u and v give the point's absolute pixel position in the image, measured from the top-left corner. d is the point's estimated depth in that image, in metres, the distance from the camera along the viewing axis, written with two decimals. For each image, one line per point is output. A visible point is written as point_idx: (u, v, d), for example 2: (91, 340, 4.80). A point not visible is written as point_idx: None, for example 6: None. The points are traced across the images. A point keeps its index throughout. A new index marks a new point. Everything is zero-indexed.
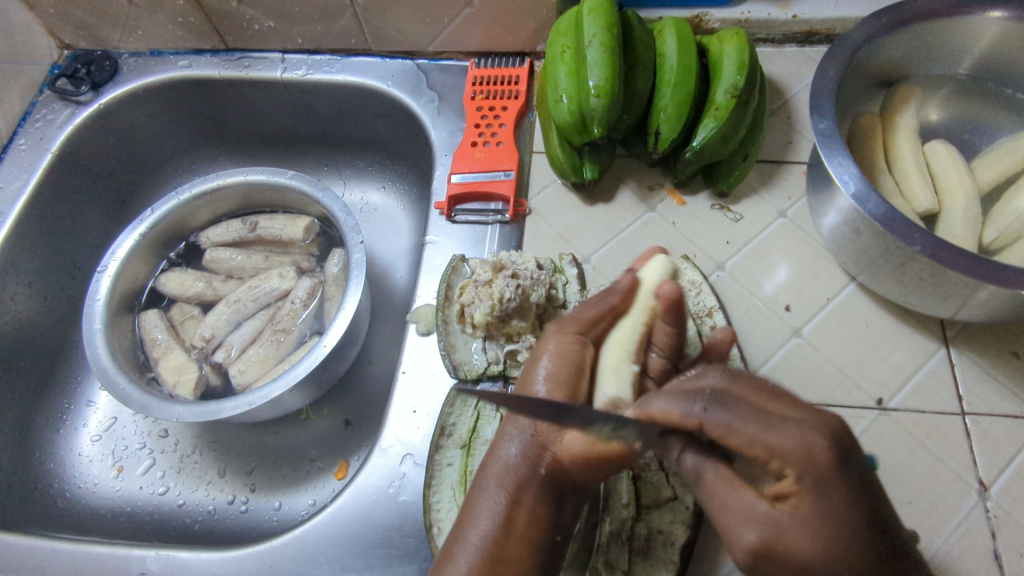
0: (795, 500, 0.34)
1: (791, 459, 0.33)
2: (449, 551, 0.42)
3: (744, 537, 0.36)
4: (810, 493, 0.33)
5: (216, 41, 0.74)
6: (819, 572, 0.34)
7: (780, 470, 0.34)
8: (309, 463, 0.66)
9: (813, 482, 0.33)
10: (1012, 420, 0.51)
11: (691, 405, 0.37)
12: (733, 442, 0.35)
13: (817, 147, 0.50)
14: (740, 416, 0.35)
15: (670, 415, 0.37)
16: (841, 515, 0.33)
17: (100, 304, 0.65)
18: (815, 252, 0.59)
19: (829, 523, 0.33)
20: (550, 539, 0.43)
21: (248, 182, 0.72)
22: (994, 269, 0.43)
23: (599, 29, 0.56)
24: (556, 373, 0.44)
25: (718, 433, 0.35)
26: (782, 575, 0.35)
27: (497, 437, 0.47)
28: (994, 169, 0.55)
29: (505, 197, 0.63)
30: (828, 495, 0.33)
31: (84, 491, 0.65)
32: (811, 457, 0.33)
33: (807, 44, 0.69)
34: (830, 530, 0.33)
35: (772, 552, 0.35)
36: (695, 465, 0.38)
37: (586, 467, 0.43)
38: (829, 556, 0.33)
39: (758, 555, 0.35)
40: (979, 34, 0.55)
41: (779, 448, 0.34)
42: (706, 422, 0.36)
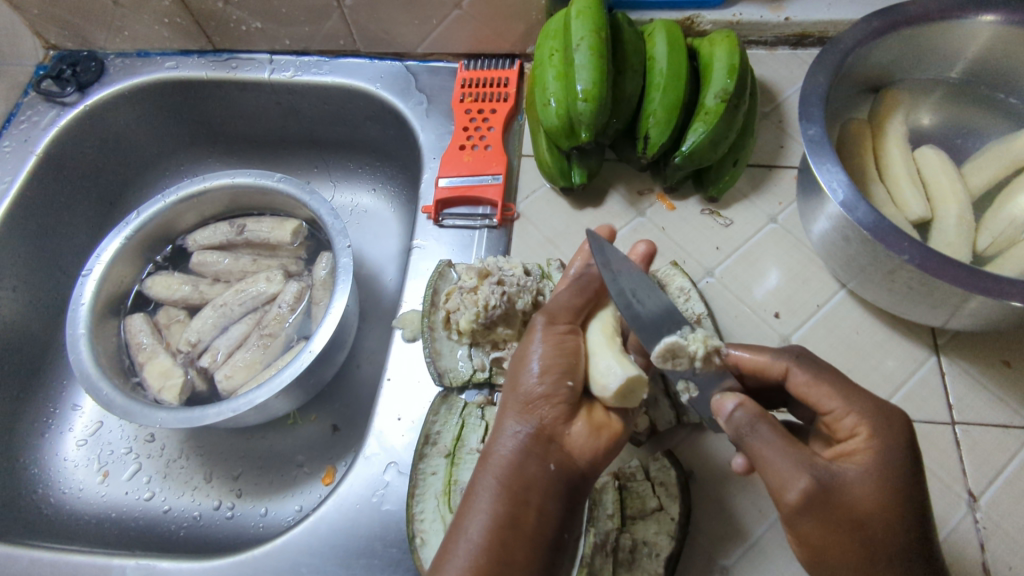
0: (863, 454, 0.39)
1: (872, 415, 0.40)
2: (445, 555, 0.40)
3: (800, 482, 0.37)
4: (881, 448, 0.39)
5: (203, 41, 0.73)
6: (874, 520, 0.37)
7: (853, 427, 0.40)
8: (296, 468, 0.66)
9: (882, 441, 0.39)
10: (1002, 429, 0.50)
11: (779, 356, 0.44)
12: (814, 394, 0.42)
13: (806, 153, 0.49)
14: (830, 374, 0.42)
15: (761, 364, 0.45)
16: (899, 471, 0.39)
17: (85, 308, 0.64)
18: (805, 258, 0.59)
19: (887, 478, 0.38)
20: (559, 537, 0.42)
21: (235, 185, 0.71)
22: (984, 279, 0.43)
23: (587, 32, 0.55)
24: (552, 361, 0.44)
25: (802, 382, 0.42)
26: (827, 523, 0.37)
27: (493, 430, 0.45)
28: (984, 174, 0.55)
29: (493, 201, 0.62)
30: (895, 454, 0.39)
31: (69, 497, 0.65)
32: (889, 418, 0.40)
33: (800, 47, 0.68)
34: (891, 480, 0.38)
35: (822, 495, 0.37)
36: (750, 417, 0.40)
37: (593, 456, 0.44)
38: (882, 502, 0.38)
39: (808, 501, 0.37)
40: (971, 38, 0.54)
41: (852, 402, 0.40)
42: (797, 369, 0.43)
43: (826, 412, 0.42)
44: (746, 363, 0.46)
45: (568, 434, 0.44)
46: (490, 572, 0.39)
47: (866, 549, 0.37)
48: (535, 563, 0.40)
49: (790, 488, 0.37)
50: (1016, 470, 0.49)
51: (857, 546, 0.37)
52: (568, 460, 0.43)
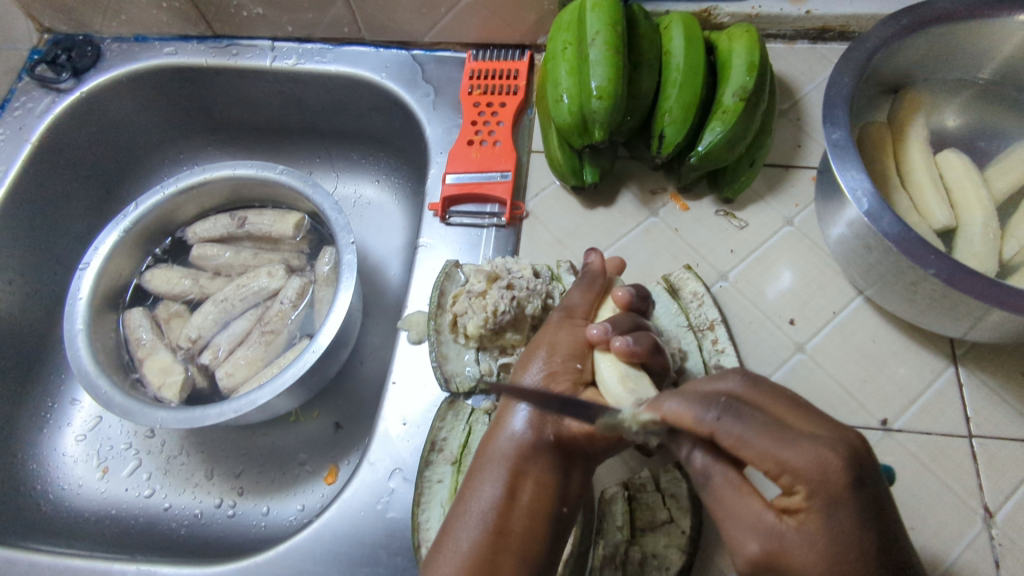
0: (806, 522, 0.32)
1: (804, 477, 0.32)
2: (452, 523, 0.42)
3: (747, 547, 0.35)
4: (821, 509, 0.32)
5: (202, 27, 0.71)
6: None
7: (789, 486, 0.32)
8: (298, 467, 0.65)
9: (824, 503, 0.32)
10: (1020, 444, 0.49)
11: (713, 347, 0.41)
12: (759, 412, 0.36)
13: (829, 157, 0.47)
14: (757, 422, 0.33)
15: (684, 421, 0.35)
16: (852, 535, 0.31)
17: (82, 303, 0.63)
18: (822, 262, 0.57)
19: (836, 546, 0.32)
20: (558, 510, 0.42)
21: (235, 176, 0.69)
22: (1012, 296, 0.41)
23: (603, 25, 0.53)
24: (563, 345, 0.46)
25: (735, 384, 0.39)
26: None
27: (503, 410, 0.46)
28: (1008, 178, 0.53)
29: (502, 199, 0.60)
30: (838, 510, 0.32)
31: (68, 492, 0.64)
32: (824, 476, 0.31)
33: (821, 41, 0.66)
34: (841, 541, 0.32)
35: (777, 565, 0.34)
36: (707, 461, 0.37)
37: (593, 433, 0.44)
38: (833, 573, 0.32)
39: (758, 566, 0.35)
40: (1002, 38, 0.52)
41: (783, 456, 0.32)
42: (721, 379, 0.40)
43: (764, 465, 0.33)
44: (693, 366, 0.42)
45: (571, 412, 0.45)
46: (488, 540, 0.40)
47: None
48: (535, 535, 0.41)
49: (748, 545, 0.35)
50: None
51: None
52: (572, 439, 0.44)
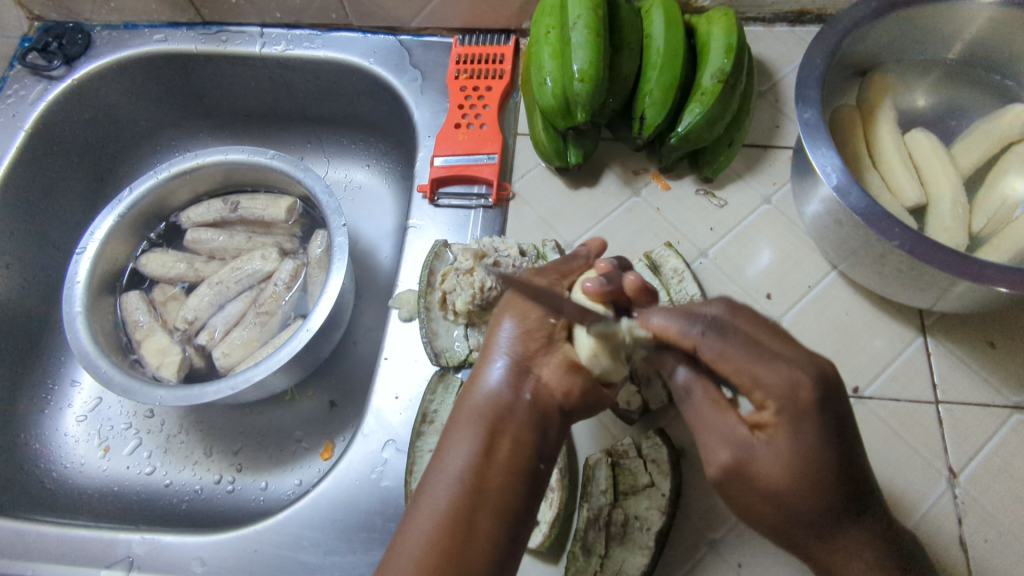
0: (776, 433, 0.37)
1: (776, 392, 0.36)
2: (425, 486, 0.43)
3: (719, 456, 0.39)
4: (793, 427, 0.36)
5: (191, 13, 0.72)
6: (784, 496, 0.37)
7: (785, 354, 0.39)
8: (295, 443, 0.67)
9: (791, 417, 0.36)
10: (984, 408, 0.52)
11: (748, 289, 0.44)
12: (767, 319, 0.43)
13: (801, 137, 0.49)
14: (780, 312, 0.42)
15: (669, 332, 0.40)
16: (818, 457, 0.36)
17: (80, 286, 0.64)
18: (798, 239, 0.59)
19: (801, 458, 0.36)
20: (535, 467, 0.44)
21: (227, 162, 0.70)
22: (972, 265, 0.44)
23: (584, 10, 0.55)
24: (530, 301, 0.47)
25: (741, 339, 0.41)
26: (751, 494, 0.38)
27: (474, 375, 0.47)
28: (974, 153, 0.55)
29: (489, 181, 0.62)
30: (815, 416, 0.36)
31: (71, 471, 0.66)
32: (795, 399, 0.36)
33: (799, 24, 0.68)
34: (806, 463, 0.36)
35: (742, 471, 0.38)
36: (685, 384, 0.41)
37: (569, 391, 0.45)
38: (796, 482, 0.37)
39: (729, 473, 0.38)
40: (970, 19, 0.54)
41: (749, 359, 0.37)
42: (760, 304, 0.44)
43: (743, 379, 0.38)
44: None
45: (544, 369, 0.46)
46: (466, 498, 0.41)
47: (788, 514, 0.38)
48: (514, 494, 0.42)
49: (711, 462, 0.39)
50: (996, 448, 0.51)
51: (782, 517, 0.38)
52: (543, 393, 0.45)
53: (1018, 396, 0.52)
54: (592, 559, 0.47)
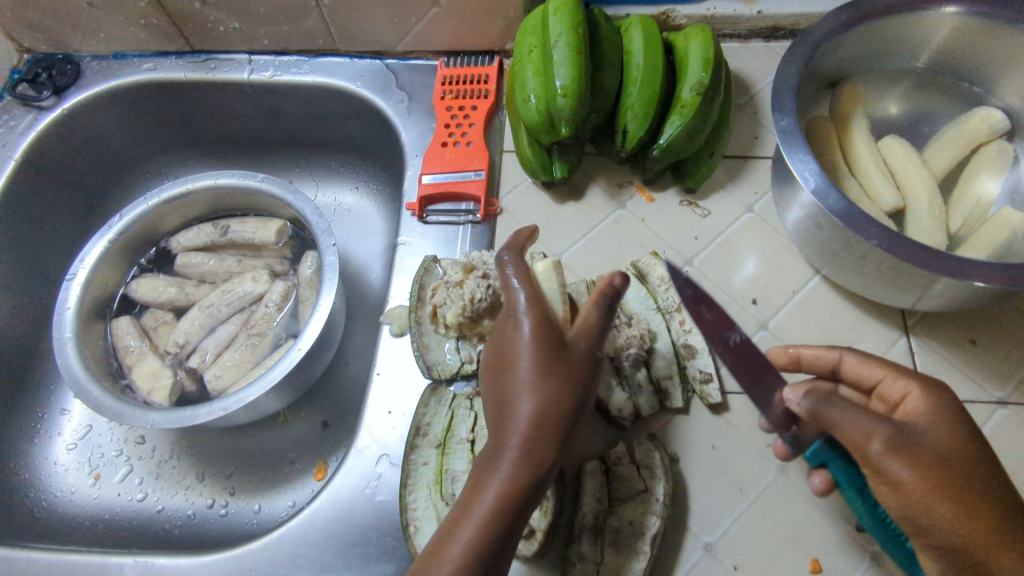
0: (924, 407, 0.41)
1: (924, 461, 0.37)
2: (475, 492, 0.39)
3: (882, 427, 0.38)
4: (954, 487, 0.37)
5: (180, 42, 0.73)
6: (950, 457, 0.38)
7: (904, 389, 0.43)
8: (288, 465, 0.66)
9: (937, 403, 0.41)
10: (968, 405, 0.53)
11: (834, 348, 0.48)
12: (866, 372, 0.46)
13: (779, 143, 0.51)
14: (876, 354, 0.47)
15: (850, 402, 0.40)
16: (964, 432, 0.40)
17: (70, 312, 0.64)
18: (781, 245, 0.61)
19: (950, 428, 0.40)
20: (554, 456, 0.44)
21: (218, 186, 0.71)
22: (949, 261, 0.45)
23: (565, 28, 0.56)
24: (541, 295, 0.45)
25: (854, 365, 0.47)
26: (922, 459, 0.37)
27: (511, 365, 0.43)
28: (945, 156, 0.57)
29: (477, 197, 0.63)
30: (970, 467, 0.38)
31: (61, 500, 0.65)
32: (945, 456, 0.38)
33: (774, 39, 0.70)
34: (956, 434, 0.39)
35: (904, 440, 0.38)
36: (819, 396, 0.40)
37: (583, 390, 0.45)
38: (958, 448, 0.39)
39: (892, 445, 0.38)
40: (936, 29, 0.56)
41: (881, 431, 0.38)
42: (850, 354, 0.47)
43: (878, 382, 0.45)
44: (804, 354, 0.50)
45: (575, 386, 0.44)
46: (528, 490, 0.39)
47: (957, 485, 0.37)
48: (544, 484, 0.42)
49: (875, 436, 0.38)
50: None
51: (952, 489, 0.37)
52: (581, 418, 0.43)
53: (1002, 392, 0.53)
54: (588, 566, 0.47)
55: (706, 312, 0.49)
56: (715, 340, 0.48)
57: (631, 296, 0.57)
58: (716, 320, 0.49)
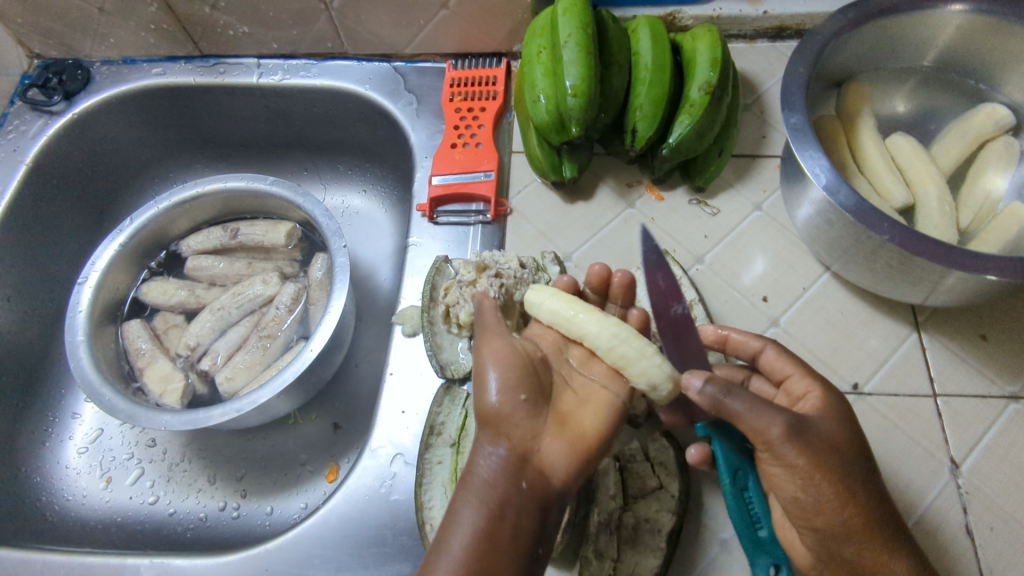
0: (819, 404, 0.43)
1: (814, 452, 0.39)
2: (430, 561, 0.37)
3: (780, 417, 0.39)
4: (841, 472, 0.39)
5: (189, 47, 0.74)
6: (839, 448, 0.40)
7: (805, 388, 0.45)
8: (299, 467, 0.66)
9: (827, 396, 0.44)
10: (980, 400, 0.53)
11: (758, 338, 0.49)
12: (780, 366, 0.47)
13: (789, 141, 0.51)
14: (792, 351, 0.48)
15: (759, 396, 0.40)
16: (848, 421, 0.43)
17: (82, 315, 0.64)
18: (791, 243, 0.61)
19: (838, 420, 0.42)
20: (533, 551, 0.38)
21: (227, 189, 0.71)
22: (961, 256, 0.45)
23: (574, 28, 0.56)
24: (510, 371, 0.44)
25: (772, 357, 0.48)
26: (818, 448, 0.39)
27: (472, 452, 0.42)
28: (953, 152, 0.58)
29: (487, 198, 0.63)
30: (856, 462, 0.41)
31: (73, 503, 0.65)
32: (835, 449, 0.40)
33: (779, 39, 0.70)
34: (844, 424, 0.42)
35: (801, 429, 0.39)
36: (723, 385, 0.40)
37: (567, 472, 0.41)
38: (845, 439, 0.41)
39: (791, 433, 0.39)
40: (942, 26, 0.57)
41: (782, 421, 0.39)
42: (771, 347, 0.48)
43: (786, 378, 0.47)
44: (732, 339, 0.51)
45: (544, 451, 0.42)
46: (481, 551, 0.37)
47: (845, 473, 0.40)
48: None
49: (775, 426, 0.39)
50: (995, 438, 0.51)
51: (840, 475, 0.39)
52: (542, 479, 0.40)
53: (1013, 387, 0.53)
54: (605, 563, 0.47)
55: (662, 278, 0.48)
56: (659, 306, 0.47)
57: None
58: (667, 289, 0.48)
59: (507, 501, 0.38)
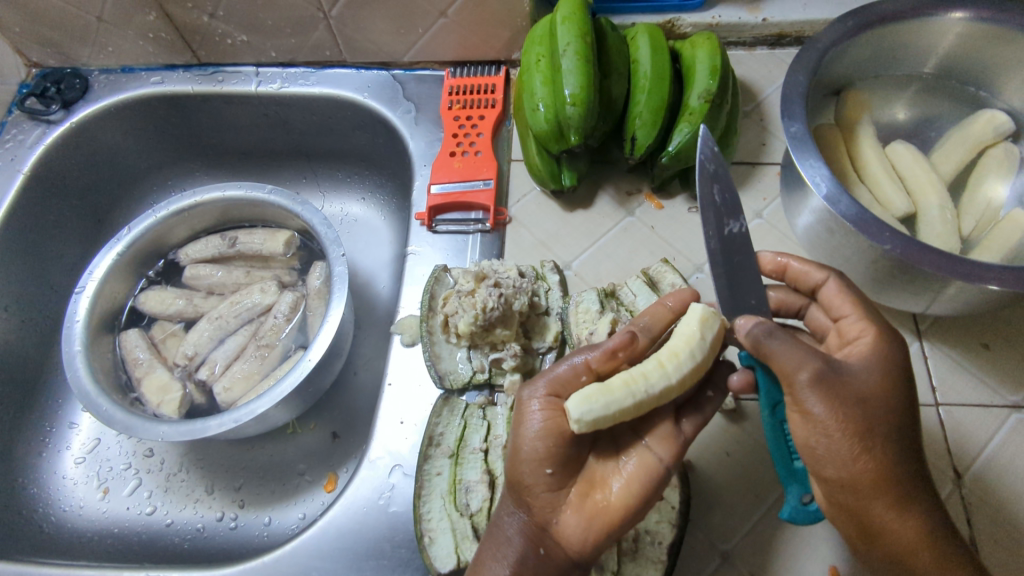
0: (868, 352, 0.41)
1: (842, 400, 0.38)
2: None
3: (809, 364, 0.38)
4: (864, 427, 0.38)
5: (188, 55, 0.74)
6: (872, 402, 0.38)
7: (858, 331, 0.42)
8: (297, 477, 0.66)
9: (880, 344, 0.41)
10: (982, 409, 0.52)
11: (824, 268, 0.46)
12: (838, 304, 0.44)
13: (789, 150, 0.51)
14: (858, 290, 0.44)
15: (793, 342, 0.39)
16: (896, 374, 0.40)
17: (80, 325, 0.64)
18: (792, 251, 0.61)
19: (883, 372, 0.40)
20: None
21: (226, 198, 0.71)
22: (963, 265, 0.45)
23: (573, 37, 0.56)
24: (543, 441, 0.41)
25: (832, 292, 0.45)
26: (845, 400, 0.38)
27: (500, 507, 0.45)
28: (953, 160, 0.58)
29: (486, 207, 0.63)
30: (891, 415, 0.39)
31: (70, 514, 0.65)
32: (866, 399, 0.38)
33: (779, 47, 0.70)
34: (889, 377, 0.40)
35: (830, 377, 0.38)
36: (766, 326, 0.40)
37: (584, 545, 0.41)
38: (883, 394, 0.39)
39: (817, 381, 0.38)
40: (942, 34, 0.56)
41: (811, 365, 0.38)
42: (834, 281, 0.45)
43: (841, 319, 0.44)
44: (793, 267, 0.48)
45: (562, 521, 0.42)
46: None
47: (870, 428, 0.38)
48: None
49: (803, 370, 0.38)
50: (998, 448, 0.51)
51: (863, 428, 0.38)
52: (558, 549, 0.42)
53: (1016, 396, 0.53)
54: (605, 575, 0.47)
55: (717, 192, 0.46)
56: (714, 223, 0.45)
57: (643, 304, 0.56)
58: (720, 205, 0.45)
59: (522, 565, 0.41)
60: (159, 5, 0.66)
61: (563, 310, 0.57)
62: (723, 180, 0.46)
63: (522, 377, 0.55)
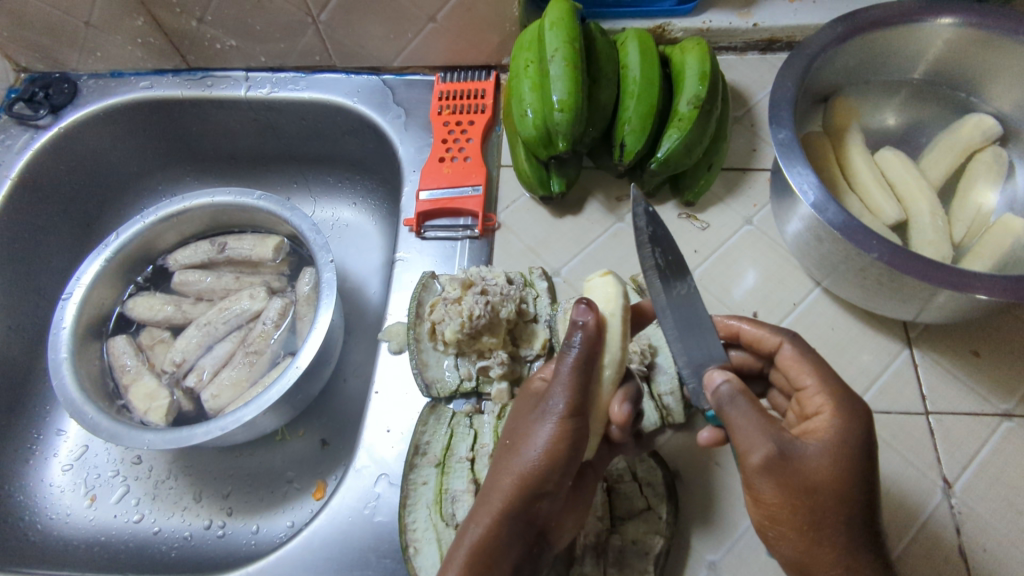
0: (825, 433, 0.39)
1: (791, 488, 0.37)
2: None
3: (762, 446, 0.38)
4: (810, 515, 0.37)
5: (177, 60, 0.73)
6: (822, 492, 0.37)
7: (820, 405, 0.41)
8: (286, 484, 0.65)
9: (842, 424, 0.39)
10: (972, 417, 0.52)
11: (776, 332, 0.47)
12: (795, 372, 0.44)
13: (777, 156, 0.50)
14: (815, 355, 0.44)
15: (749, 421, 0.39)
16: (856, 458, 0.38)
17: (66, 332, 0.64)
18: (781, 258, 0.60)
19: (842, 457, 0.38)
20: None
21: (214, 204, 0.71)
22: (950, 274, 0.44)
23: (561, 42, 0.56)
24: (559, 455, 0.40)
25: (787, 359, 0.45)
26: (790, 487, 0.37)
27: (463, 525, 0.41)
28: (942, 165, 0.57)
29: (475, 212, 0.63)
30: (844, 507, 0.38)
31: (56, 522, 0.64)
32: (819, 488, 0.37)
33: (769, 52, 0.70)
34: (846, 463, 0.38)
35: (779, 463, 0.37)
36: (730, 392, 0.40)
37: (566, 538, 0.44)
38: (837, 481, 0.38)
39: (764, 465, 0.37)
40: (932, 39, 0.56)
41: (762, 448, 0.38)
42: (789, 345, 0.45)
43: (804, 388, 0.43)
44: (747, 333, 0.49)
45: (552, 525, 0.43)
46: None
47: (816, 518, 0.37)
48: None
49: (754, 452, 0.38)
50: (989, 457, 0.51)
51: (810, 516, 0.37)
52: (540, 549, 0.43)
53: (1006, 404, 0.52)
54: None
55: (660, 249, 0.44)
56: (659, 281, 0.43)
57: None
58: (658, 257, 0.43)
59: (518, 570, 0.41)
60: (147, 10, 0.66)
61: (551, 317, 0.57)
62: (666, 229, 0.44)
63: (509, 386, 0.55)
